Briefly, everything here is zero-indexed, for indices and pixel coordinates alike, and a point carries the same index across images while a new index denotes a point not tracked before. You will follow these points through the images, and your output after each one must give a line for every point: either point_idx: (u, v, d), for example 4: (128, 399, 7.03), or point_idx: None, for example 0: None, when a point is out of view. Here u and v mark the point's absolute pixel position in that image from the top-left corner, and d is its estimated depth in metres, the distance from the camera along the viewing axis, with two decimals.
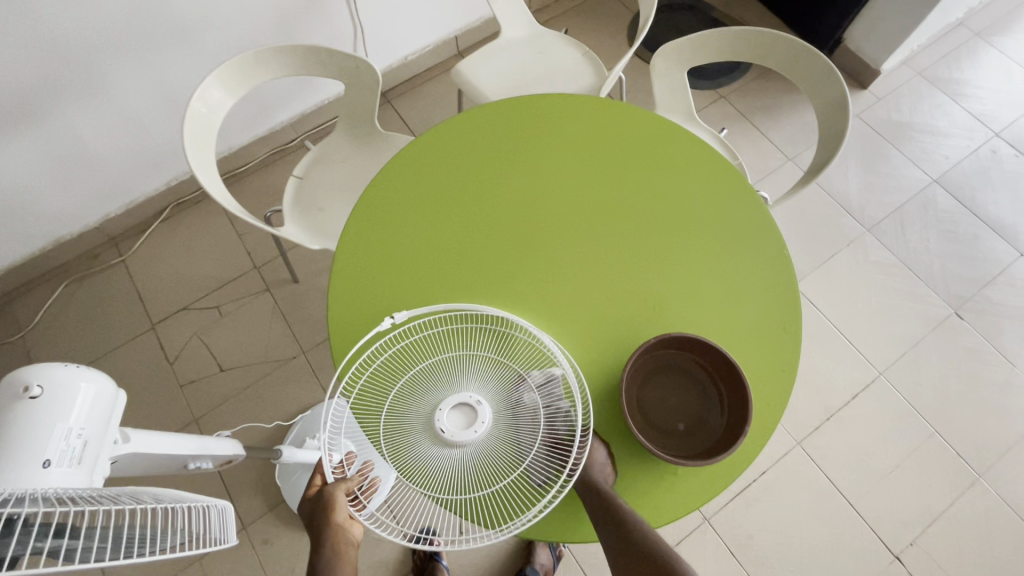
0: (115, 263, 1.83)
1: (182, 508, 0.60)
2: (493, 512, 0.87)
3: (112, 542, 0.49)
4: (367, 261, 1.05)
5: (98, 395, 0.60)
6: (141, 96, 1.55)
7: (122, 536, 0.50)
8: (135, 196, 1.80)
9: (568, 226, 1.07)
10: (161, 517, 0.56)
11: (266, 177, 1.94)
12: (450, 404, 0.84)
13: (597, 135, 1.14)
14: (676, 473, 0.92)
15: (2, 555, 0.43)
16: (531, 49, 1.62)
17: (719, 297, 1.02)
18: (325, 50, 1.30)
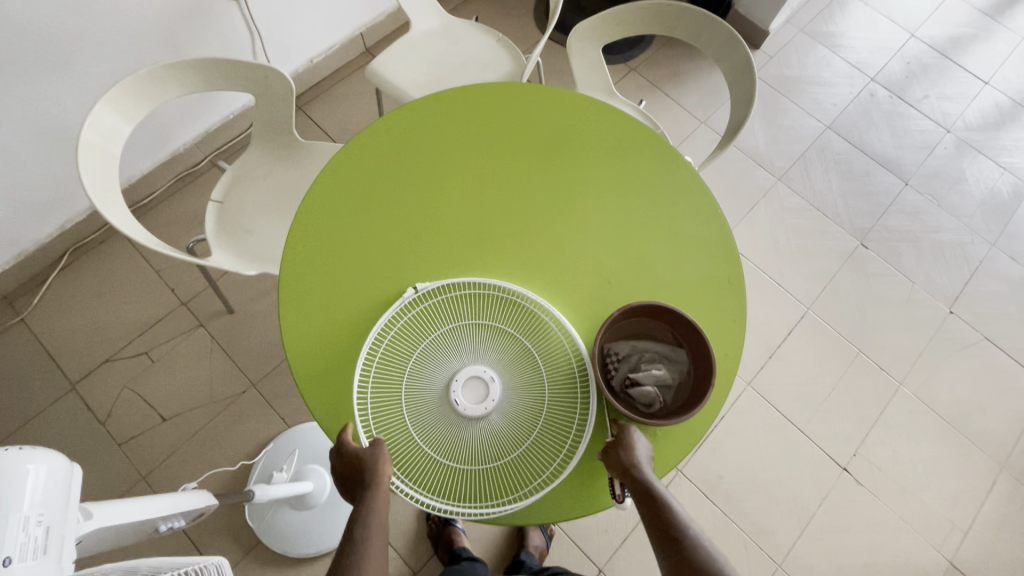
0: (13, 324, 1.62)
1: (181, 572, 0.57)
2: (499, 488, 0.89)
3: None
4: (330, 253, 1.02)
5: (54, 475, 0.53)
6: (15, 135, 1.37)
7: None
8: (26, 245, 1.61)
9: (532, 206, 1.08)
10: None
11: (179, 205, 1.79)
12: (465, 381, 0.90)
13: (558, 117, 1.16)
14: (656, 435, 0.96)
15: None
16: (444, 40, 1.59)
17: (669, 265, 1.07)
18: (228, 61, 1.21)
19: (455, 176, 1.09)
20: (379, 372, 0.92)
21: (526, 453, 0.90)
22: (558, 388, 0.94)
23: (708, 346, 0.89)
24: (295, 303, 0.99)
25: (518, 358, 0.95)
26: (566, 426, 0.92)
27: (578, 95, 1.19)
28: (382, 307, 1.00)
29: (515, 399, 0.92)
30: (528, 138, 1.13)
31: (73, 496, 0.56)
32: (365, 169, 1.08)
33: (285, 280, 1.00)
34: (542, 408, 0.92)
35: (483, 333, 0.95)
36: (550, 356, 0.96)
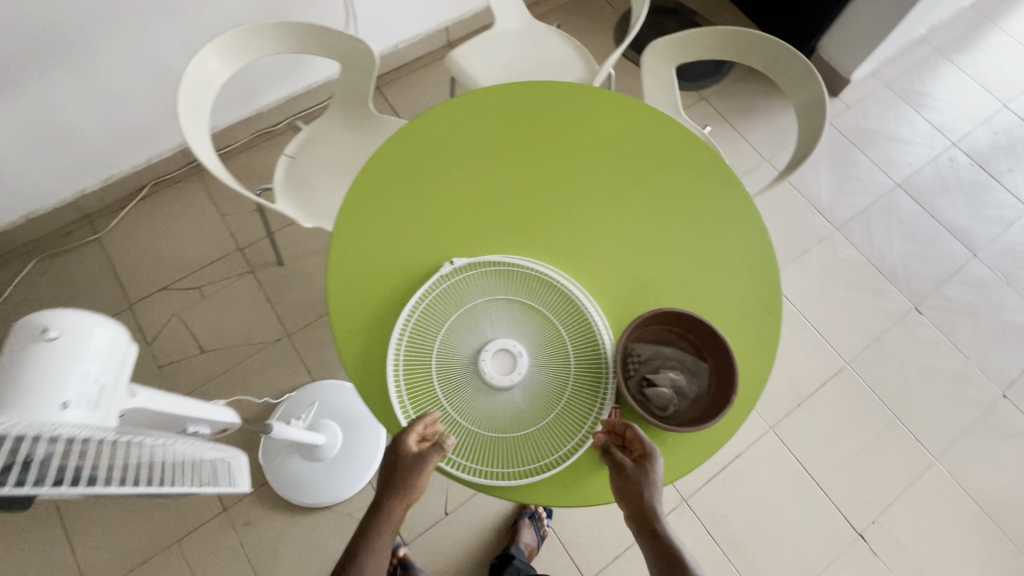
0: (89, 241, 1.77)
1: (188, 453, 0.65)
2: (516, 459, 0.91)
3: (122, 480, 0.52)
4: (383, 216, 1.07)
5: (115, 345, 0.59)
6: (126, 71, 1.51)
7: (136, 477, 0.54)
8: (113, 172, 1.75)
9: (582, 201, 1.11)
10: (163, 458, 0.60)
11: (251, 159, 1.92)
12: (495, 351, 0.95)
13: (615, 118, 1.19)
14: (666, 443, 0.95)
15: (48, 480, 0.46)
16: (524, 41, 1.65)
17: (708, 276, 1.07)
18: (323, 29, 1.30)
19: (514, 162, 1.13)
20: (415, 329, 0.97)
21: (545, 430, 0.92)
22: (583, 373, 0.96)
23: (730, 354, 0.89)
24: (344, 257, 1.05)
25: (548, 339, 0.98)
26: (585, 415, 0.93)
27: (641, 105, 1.22)
28: (421, 275, 1.03)
29: (540, 377, 0.95)
30: (588, 137, 1.17)
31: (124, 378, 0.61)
32: (429, 143, 1.14)
33: (339, 234, 1.06)
34: (566, 389, 0.94)
35: (517, 309, 0.99)
36: (580, 340, 0.98)
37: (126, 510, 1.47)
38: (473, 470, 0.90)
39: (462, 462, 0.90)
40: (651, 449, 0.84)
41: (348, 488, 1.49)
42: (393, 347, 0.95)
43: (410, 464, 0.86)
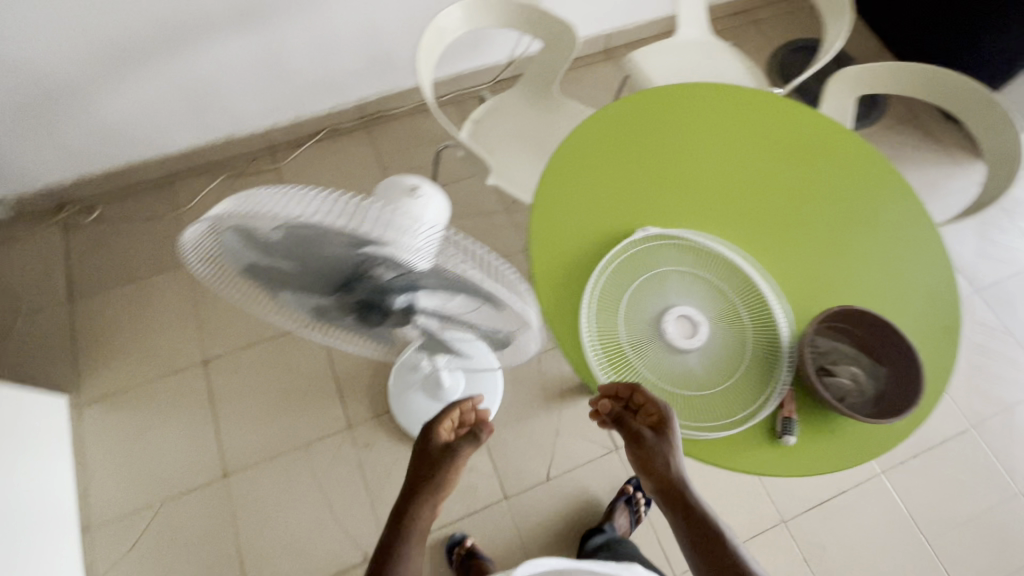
0: (269, 169, 1.98)
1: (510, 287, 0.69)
2: (687, 416, 0.97)
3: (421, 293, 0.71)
4: (583, 180, 1.16)
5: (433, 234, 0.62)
6: (345, 22, 1.72)
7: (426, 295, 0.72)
8: (302, 113, 1.96)
9: (767, 199, 1.17)
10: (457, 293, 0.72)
11: (414, 124, 2.09)
12: (678, 316, 1.02)
13: (805, 130, 1.25)
14: (833, 435, 0.97)
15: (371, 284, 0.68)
16: (700, 54, 1.73)
17: (886, 291, 1.10)
18: (539, 12, 1.44)
19: (703, 154, 1.21)
20: (605, 284, 1.05)
21: (718, 396, 0.98)
22: (759, 353, 1.01)
23: (917, 360, 0.91)
24: (543, 213, 1.13)
25: (728, 316, 1.03)
26: (760, 389, 0.98)
27: (824, 118, 1.27)
28: (613, 241, 1.10)
29: (717, 348, 1.01)
30: (773, 141, 1.23)
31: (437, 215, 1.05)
32: (628, 124, 1.24)
33: (540, 192, 1.15)
34: (741, 364, 1.00)
35: (701, 284, 1.05)
36: (759, 322, 1.03)
37: (266, 408, 1.63)
38: None
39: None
40: (663, 410, 0.90)
41: None
42: (585, 297, 1.04)
43: (445, 453, 0.93)
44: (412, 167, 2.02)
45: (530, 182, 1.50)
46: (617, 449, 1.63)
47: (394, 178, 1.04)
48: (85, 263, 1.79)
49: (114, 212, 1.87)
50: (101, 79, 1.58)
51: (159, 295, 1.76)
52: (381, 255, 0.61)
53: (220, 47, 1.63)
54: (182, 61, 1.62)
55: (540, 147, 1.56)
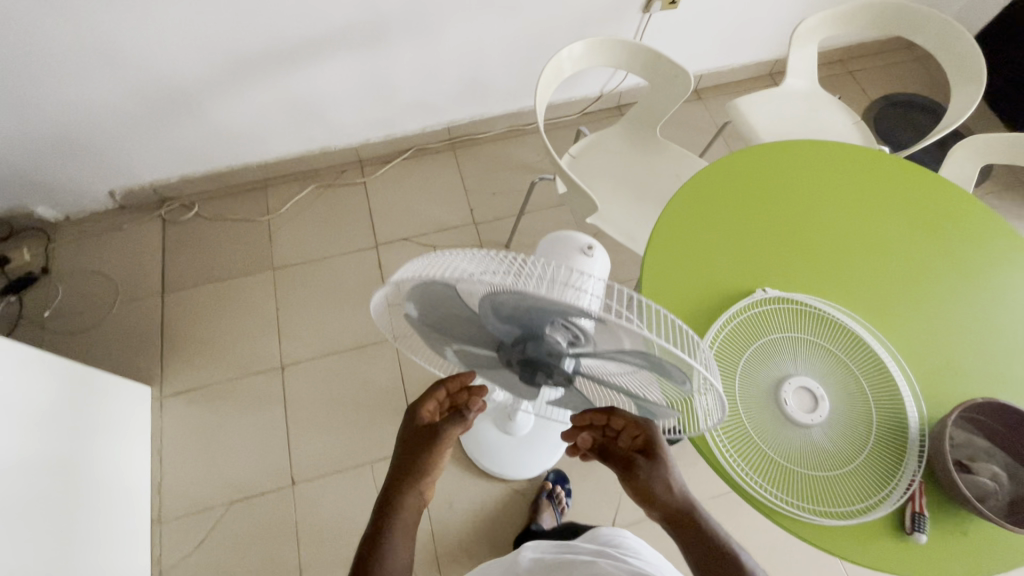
0: (356, 182, 2.03)
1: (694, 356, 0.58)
2: (803, 496, 0.91)
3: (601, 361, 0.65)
4: (700, 230, 1.13)
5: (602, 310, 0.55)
6: (452, 51, 1.75)
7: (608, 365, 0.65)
8: (394, 132, 2.01)
9: (891, 268, 1.11)
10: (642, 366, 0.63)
11: (499, 150, 2.11)
12: (799, 387, 0.97)
13: (931, 200, 1.21)
14: (965, 535, 0.90)
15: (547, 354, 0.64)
16: (807, 105, 1.68)
17: (1022, 382, 1.03)
18: (655, 54, 1.43)
19: (822, 216, 1.17)
20: (721, 346, 1.01)
21: (837, 479, 0.92)
22: (884, 438, 0.95)
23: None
24: (656, 267, 1.09)
25: (851, 393, 0.98)
26: (887, 474, 0.92)
27: (944, 185, 1.24)
28: (730, 301, 1.06)
29: (838, 427, 0.96)
30: (894, 208, 1.19)
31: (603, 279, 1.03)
32: (748, 177, 1.21)
33: (653, 244, 1.11)
34: (864, 447, 0.94)
35: (824, 355, 1.00)
36: (885, 403, 0.97)
37: (337, 419, 1.64)
38: (762, 493, 0.91)
39: (759, 486, 0.91)
40: (648, 428, 0.81)
41: (526, 469, 1.56)
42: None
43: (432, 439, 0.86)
44: (495, 192, 2.03)
45: (626, 223, 1.48)
46: None
47: (572, 233, 1.03)
48: (180, 258, 1.86)
49: (210, 211, 1.95)
50: (220, 90, 1.65)
51: (245, 296, 1.81)
52: (552, 316, 0.56)
53: (332, 68, 1.69)
54: (296, 77, 1.68)
55: (638, 187, 1.54)
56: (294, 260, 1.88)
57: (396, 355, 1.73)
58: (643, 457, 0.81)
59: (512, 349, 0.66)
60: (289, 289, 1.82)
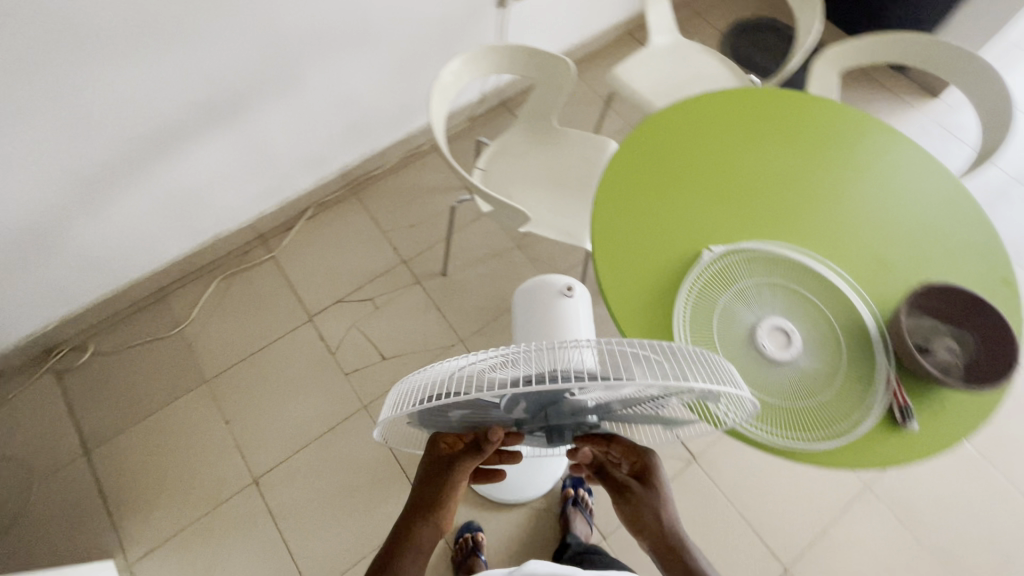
0: (265, 260, 1.87)
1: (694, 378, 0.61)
2: (804, 427, 0.97)
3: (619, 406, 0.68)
4: (633, 213, 1.16)
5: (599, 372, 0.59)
6: (323, 97, 1.65)
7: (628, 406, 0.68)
8: (287, 194, 1.87)
9: (805, 192, 1.20)
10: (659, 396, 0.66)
11: (402, 179, 2.03)
12: (771, 328, 1.02)
13: (817, 118, 1.31)
14: (944, 407, 1.00)
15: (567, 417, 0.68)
16: (677, 57, 1.76)
17: (941, 255, 1.14)
18: (530, 51, 1.44)
19: (732, 164, 1.23)
20: (693, 317, 1.04)
21: (828, 400, 0.99)
22: (853, 348, 1.03)
23: (1004, 322, 0.95)
24: (608, 263, 1.11)
25: (815, 318, 1.05)
26: (867, 377, 1.01)
27: (818, 100, 1.34)
28: (684, 273, 1.10)
29: (813, 352, 1.02)
30: (787, 135, 1.28)
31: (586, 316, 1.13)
32: (657, 148, 1.25)
33: (597, 243, 1.13)
34: (840, 364, 1.01)
35: (781, 291, 1.06)
36: (844, 317, 1.05)
37: (335, 511, 1.53)
38: (772, 438, 0.96)
39: (772, 433, 0.96)
40: (647, 456, 0.83)
41: (541, 484, 1.54)
42: (678, 338, 1.02)
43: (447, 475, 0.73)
44: (413, 223, 1.95)
45: (557, 219, 1.48)
46: (696, 458, 1.62)
47: (549, 277, 1.13)
48: (93, 405, 1.64)
49: (109, 343, 1.72)
50: (77, 213, 1.44)
51: (186, 420, 1.63)
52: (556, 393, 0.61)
53: (199, 152, 1.54)
54: (161, 172, 1.51)
55: (556, 181, 1.54)
56: (227, 363, 1.71)
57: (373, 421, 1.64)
58: (639, 480, 0.84)
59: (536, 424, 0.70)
60: (233, 395, 1.66)
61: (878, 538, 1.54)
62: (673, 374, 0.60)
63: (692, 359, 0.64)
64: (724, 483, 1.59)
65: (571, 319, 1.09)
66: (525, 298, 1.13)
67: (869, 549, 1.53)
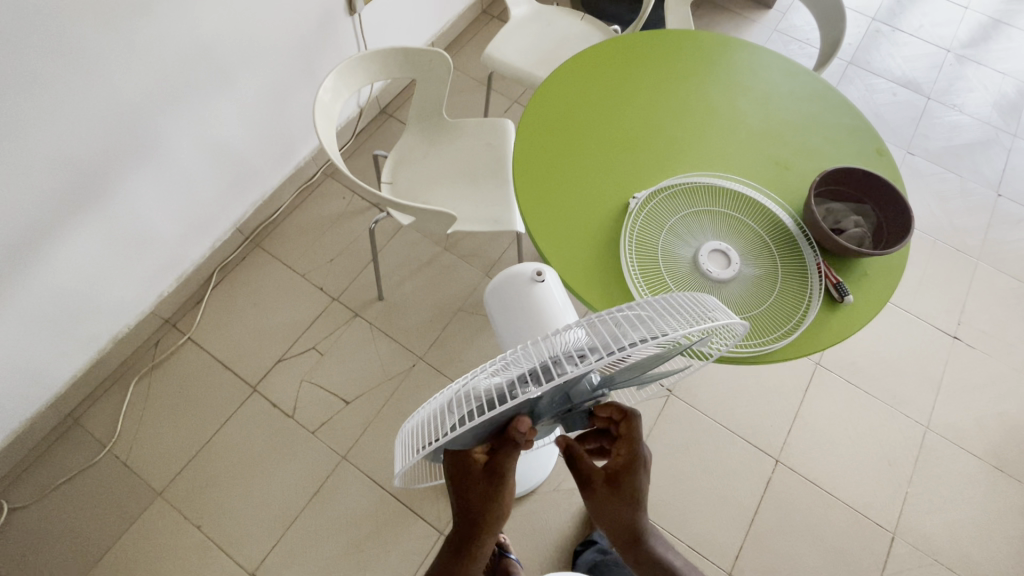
0: (182, 344, 1.69)
1: (681, 323, 0.62)
2: (767, 330, 1.04)
3: (628, 372, 0.71)
4: (553, 182, 1.18)
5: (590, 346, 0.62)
6: (192, 153, 1.51)
7: (635, 369, 0.70)
8: (184, 267, 1.70)
9: (697, 121, 1.27)
10: (659, 351, 0.68)
11: (305, 215, 1.90)
12: (710, 253, 1.07)
13: (687, 51, 1.38)
14: (868, 275, 1.12)
15: (586, 394, 0.72)
16: (540, 24, 1.79)
17: (824, 144, 1.27)
18: (401, 51, 1.39)
19: (626, 112, 1.27)
20: (640, 265, 1.08)
21: (778, 300, 1.07)
22: (782, 247, 1.12)
23: (888, 186, 1.08)
24: (547, 238, 1.12)
25: (743, 231, 1.12)
26: (800, 269, 1.09)
27: (684, 34, 1.41)
28: (619, 226, 1.13)
29: (751, 261, 1.10)
30: (664, 72, 1.34)
31: (562, 296, 1.12)
32: (557, 114, 1.27)
33: (530, 222, 1.13)
34: (777, 262, 1.10)
35: (708, 216, 1.13)
36: (766, 221, 1.14)
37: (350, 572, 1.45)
38: (745, 350, 1.02)
39: (742, 345, 1.02)
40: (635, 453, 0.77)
41: (544, 469, 1.55)
42: (634, 288, 1.05)
43: (488, 490, 0.70)
44: (332, 256, 1.85)
45: (480, 210, 1.46)
46: (673, 391, 1.71)
47: (516, 266, 1.12)
48: (35, 567, 1.43)
49: (30, 493, 1.50)
50: None
51: (152, 543, 1.46)
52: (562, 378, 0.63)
53: (68, 249, 1.35)
54: (27, 283, 1.31)
55: (466, 174, 1.52)
56: (178, 466, 1.54)
57: (358, 468, 1.56)
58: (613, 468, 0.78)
59: (560, 411, 0.73)
60: (197, 496, 1.51)
61: (838, 405, 1.72)
62: (661, 324, 0.62)
63: (673, 305, 0.66)
64: (703, 405, 1.69)
65: (547, 305, 1.09)
66: (499, 289, 1.13)
67: (835, 416, 1.70)
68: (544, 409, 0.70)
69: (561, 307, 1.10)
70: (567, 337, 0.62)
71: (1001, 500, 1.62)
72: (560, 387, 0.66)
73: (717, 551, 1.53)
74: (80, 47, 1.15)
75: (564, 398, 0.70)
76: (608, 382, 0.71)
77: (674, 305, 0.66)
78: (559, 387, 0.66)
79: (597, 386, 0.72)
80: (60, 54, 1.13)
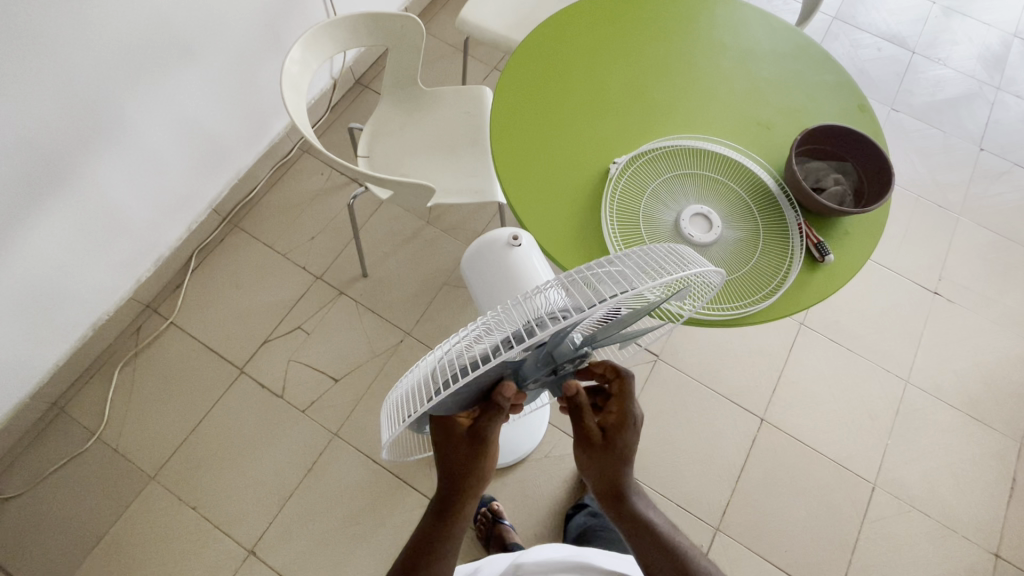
0: (164, 328, 1.67)
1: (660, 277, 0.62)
2: (750, 292, 1.04)
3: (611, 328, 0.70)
4: (532, 150, 1.15)
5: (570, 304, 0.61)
6: (161, 132, 1.46)
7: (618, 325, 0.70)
8: (161, 250, 1.66)
9: (678, 82, 1.24)
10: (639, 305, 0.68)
11: (283, 193, 1.86)
12: (691, 216, 1.06)
13: (668, 10, 1.34)
14: (848, 233, 1.12)
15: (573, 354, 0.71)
16: None
17: (805, 102, 1.25)
18: (371, 17, 1.33)
19: (607, 76, 1.24)
20: (622, 230, 1.07)
21: (760, 262, 1.07)
22: (763, 208, 1.11)
23: (870, 141, 1.07)
24: (527, 208, 1.10)
25: (724, 193, 1.11)
26: (782, 228, 1.09)
27: None
28: (600, 194, 1.11)
29: (732, 224, 1.09)
30: (644, 33, 1.30)
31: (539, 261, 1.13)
32: (535, 77, 1.23)
33: (511, 192, 1.11)
34: (758, 223, 1.09)
35: (689, 179, 1.11)
36: (748, 183, 1.13)
37: (347, 545, 1.48)
38: (729, 312, 1.02)
39: (724, 308, 1.03)
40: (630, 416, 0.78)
41: (533, 437, 1.57)
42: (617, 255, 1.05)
43: (472, 454, 0.71)
44: (313, 234, 1.82)
45: (460, 181, 1.44)
46: (660, 356, 1.73)
47: (493, 232, 1.13)
48: (32, 555, 1.44)
49: (23, 482, 1.50)
50: None
51: (150, 525, 1.47)
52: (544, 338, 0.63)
53: (38, 236, 1.32)
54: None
55: (445, 145, 1.48)
56: (169, 450, 1.54)
57: (351, 445, 1.57)
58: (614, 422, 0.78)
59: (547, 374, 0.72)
60: (190, 478, 1.52)
61: (821, 364, 1.75)
62: (639, 280, 0.61)
63: (649, 261, 0.65)
64: (690, 369, 1.72)
65: (524, 269, 1.10)
66: (477, 256, 1.14)
67: (818, 374, 1.74)
68: (528, 373, 0.69)
69: (539, 270, 1.11)
70: (546, 299, 0.61)
71: (975, 448, 1.68)
72: (542, 349, 0.65)
73: (704, 509, 1.57)
74: (30, 24, 1.10)
75: (549, 361, 0.69)
76: (592, 339, 0.71)
77: (650, 259, 0.66)
78: (542, 350, 0.65)
79: (582, 345, 0.71)
80: (14, 32, 1.08)
